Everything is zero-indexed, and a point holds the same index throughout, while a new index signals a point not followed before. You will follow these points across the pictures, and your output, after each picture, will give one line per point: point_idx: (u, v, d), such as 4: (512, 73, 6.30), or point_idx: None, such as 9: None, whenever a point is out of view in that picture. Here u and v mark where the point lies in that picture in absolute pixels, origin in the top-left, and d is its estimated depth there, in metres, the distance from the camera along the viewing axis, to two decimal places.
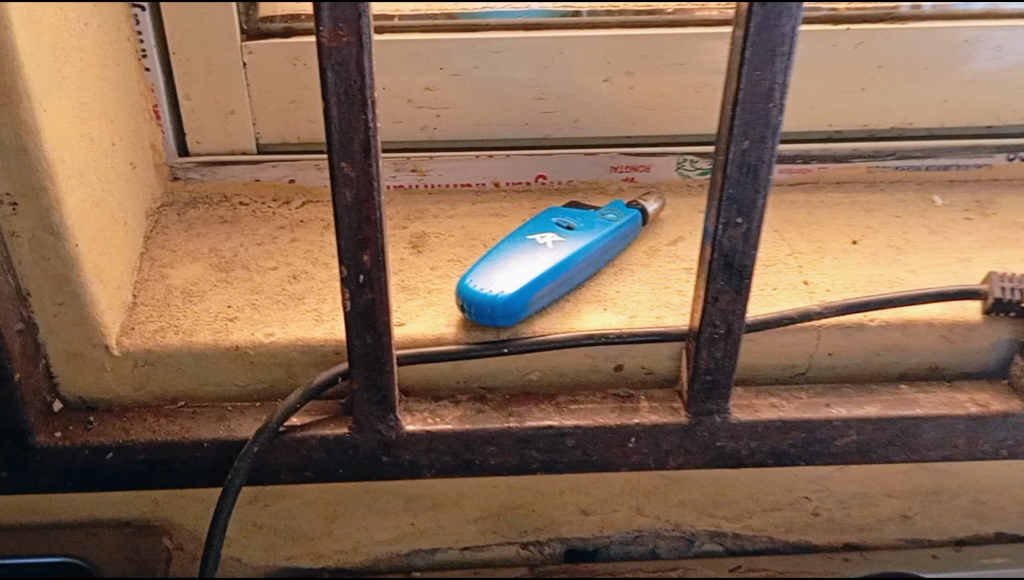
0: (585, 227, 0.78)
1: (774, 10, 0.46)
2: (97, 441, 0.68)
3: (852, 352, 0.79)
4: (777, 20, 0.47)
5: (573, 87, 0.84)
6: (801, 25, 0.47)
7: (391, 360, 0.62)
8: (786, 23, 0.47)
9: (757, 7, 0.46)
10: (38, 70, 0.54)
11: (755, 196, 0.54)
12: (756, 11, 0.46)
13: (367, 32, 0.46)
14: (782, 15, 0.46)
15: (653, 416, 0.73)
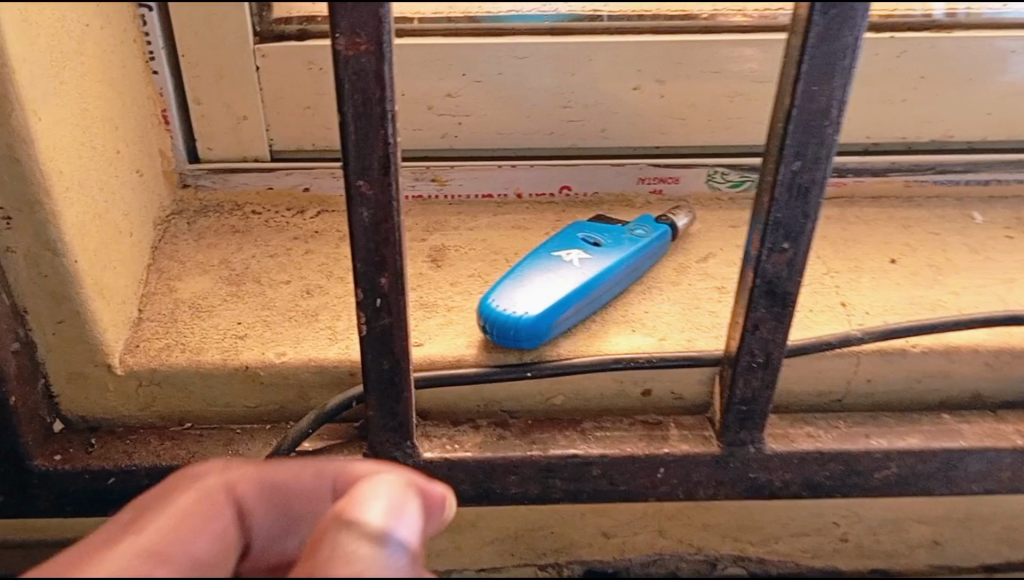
0: (614, 244, 0.74)
1: (837, 21, 0.42)
2: (99, 465, 0.65)
3: (892, 380, 0.74)
4: (839, 31, 0.43)
5: (601, 95, 0.80)
6: (864, 37, 0.43)
7: (408, 387, 0.59)
8: (849, 36, 0.43)
9: (817, 17, 0.42)
10: (33, 73, 0.50)
11: (804, 220, 0.51)
12: (817, 21, 0.42)
13: (388, 40, 0.42)
14: (846, 26, 0.42)
15: (683, 445, 0.69)
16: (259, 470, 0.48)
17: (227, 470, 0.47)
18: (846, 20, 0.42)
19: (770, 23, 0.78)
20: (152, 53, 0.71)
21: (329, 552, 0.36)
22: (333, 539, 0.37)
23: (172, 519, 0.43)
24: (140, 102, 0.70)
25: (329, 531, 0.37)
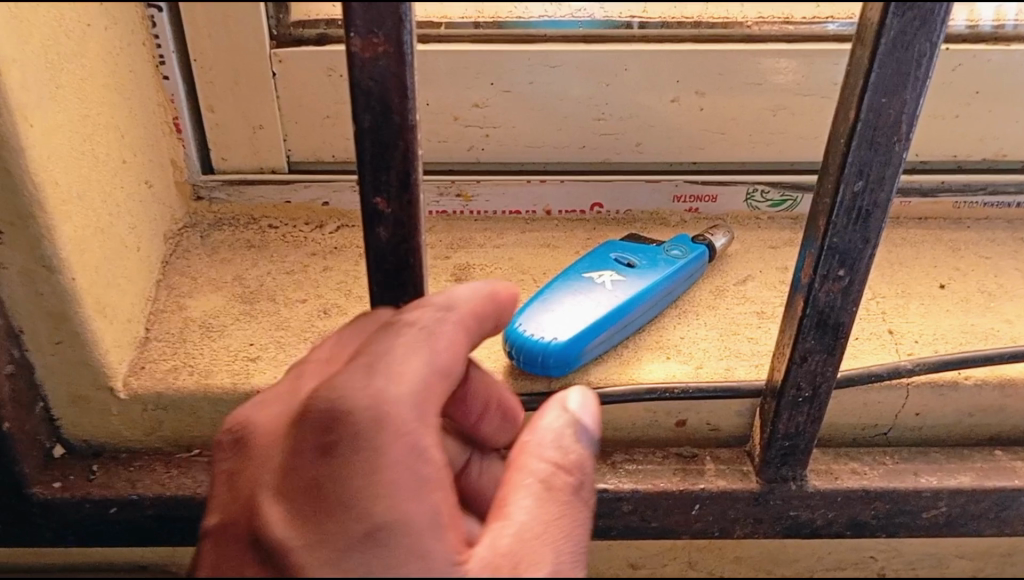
0: (652, 266, 0.70)
1: (913, 26, 0.38)
2: (99, 495, 0.62)
3: (942, 412, 0.68)
4: (914, 37, 0.39)
5: (636, 107, 0.75)
6: (942, 44, 0.39)
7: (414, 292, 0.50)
8: (924, 43, 0.39)
9: (892, 20, 0.38)
10: (20, 76, 0.47)
11: (862, 246, 0.48)
12: (891, 27, 0.38)
13: (410, 40, 0.38)
14: (922, 31, 0.38)
15: (720, 481, 0.65)
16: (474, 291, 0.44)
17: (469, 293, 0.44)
18: (924, 25, 0.38)
19: (805, 31, 0.73)
20: (163, 57, 0.65)
21: (553, 423, 0.45)
22: (551, 411, 0.46)
23: (453, 336, 0.43)
24: (151, 112, 0.67)
25: (545, 410, 0.46)
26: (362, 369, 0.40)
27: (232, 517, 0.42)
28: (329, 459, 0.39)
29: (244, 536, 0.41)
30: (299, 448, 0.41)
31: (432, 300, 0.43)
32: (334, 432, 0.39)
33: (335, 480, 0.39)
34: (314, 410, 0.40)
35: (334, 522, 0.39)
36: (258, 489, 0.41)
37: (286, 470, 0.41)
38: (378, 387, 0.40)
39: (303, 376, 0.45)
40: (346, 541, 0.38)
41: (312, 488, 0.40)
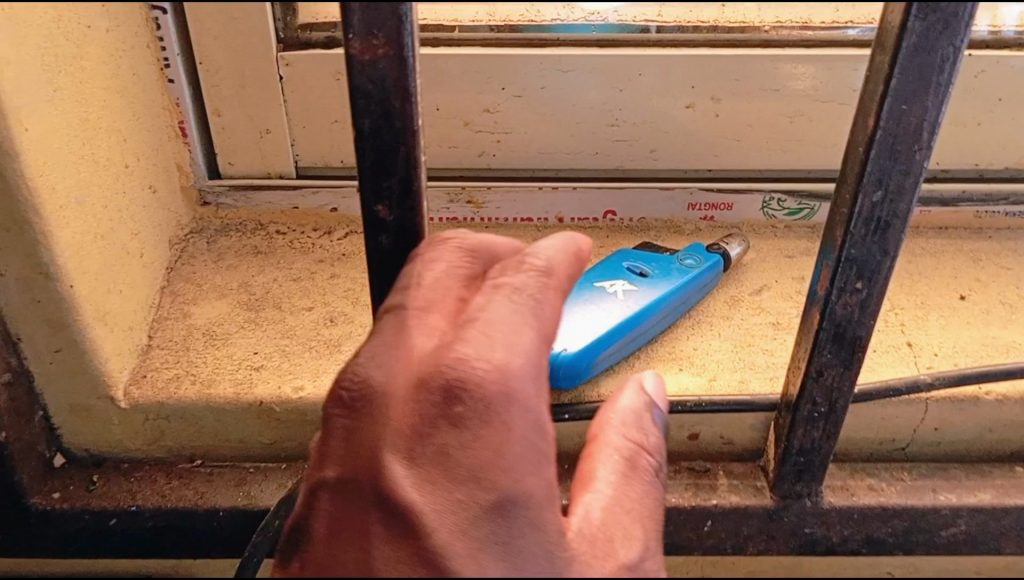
0: (666, 275, 0.69)
1: (935, 29, 0.37)
2: (99, 506, 0.62)
3: (962, 427, 0.65)
4: (936, 41, 0.37)
5: (650, 113, 0.74)
6: (966, 50, 0.38)
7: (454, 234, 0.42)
8: (947, 47, 0.38)
9: (914, 23, 0.37)
10: (14, 78, 0.46)
11: (882, 258, 0.46)
12: (913, 30, 0.37)
13: (411, 43, 0.37)
14: (945, 35, 0.37)
15: (733, 497, 0.63)
16: (568, 248, 0.42)
17: (563, 248, 0.41)
18: (947, 28, 0.37)
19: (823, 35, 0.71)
20: (168, 60, 0.64)
21: (631, 404, 0.48)
22: (629, 392, 0.49)
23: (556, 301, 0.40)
24: (156, 116, 0.66)
25: (622, 392, 0.49)
26: (485, 337, 0.38)
27: (343, 477, 0.40)
28: (452, 431, 0.39)
29: (359, 497, 0.40)
30: (417, 416, 0.39)
31: (531, 261, 0.40)
32: (463, 407, 0.38)
33: (461, 451, 0.39)
34: (435, 380, 0.38)
35: (459, 493, 0.39)
36: (370, 455, 0.39)
37: (406, 438, 0.39)
38: (504, 360, 0.38)
39: (401, 329, 0.40)
40: (472, 512, 0.39)
41: (435, 458, 0.39)
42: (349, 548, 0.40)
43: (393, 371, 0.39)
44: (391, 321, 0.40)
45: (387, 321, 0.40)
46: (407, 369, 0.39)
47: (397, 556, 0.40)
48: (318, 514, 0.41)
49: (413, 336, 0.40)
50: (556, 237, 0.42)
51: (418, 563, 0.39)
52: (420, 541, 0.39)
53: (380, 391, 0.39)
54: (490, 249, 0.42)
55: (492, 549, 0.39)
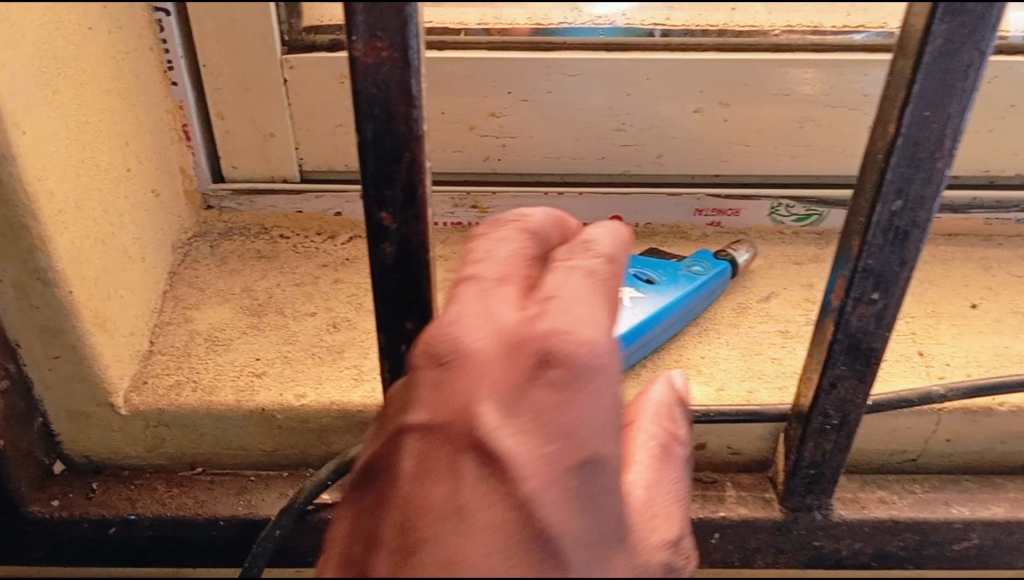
0: (672, 281, 0.68)
1: (961, 33, 0.37)
2: (98, 514, 0.62)
3: (975, 438, 0.64)
4: (961, 46, 0.37)
5: (658, 118, 0.73)
6: (990, 55, 0.38)
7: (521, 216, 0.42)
8: (972, 52, 0.38)
9: (939, 27, 0.37)
10: (10, 80, 0.45)
11: (899, 268, 0.46)
12: (938, 34, 0.37)
13: (415, 45, 0.36)
14: (971, 40, 0.37)
15: (741, 509, 0.62)
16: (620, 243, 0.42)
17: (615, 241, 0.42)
18: (973, 32, 0.37)
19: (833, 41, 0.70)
20: (171, 63, 0.64)
21: (662, 396, 0.51)
22: (659, 386, 0.52)
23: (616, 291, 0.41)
24: (158, 119, 0.65)
25: (650, 387, 0.52)
26: (573, 308, 0.38)
27: (433, 427, 0.38)
28: (549, 388, 0.37)
29: (447, 450, 0.37)
30: (511, 374, 0.37)
31: (596, 248, 0.41)
32: (562, 366, 0.37)
33: (559, 407, 0.37)
34: (536, 337, 0.37)
35: (553, 449, 0.37)
36: (463, 406, 0.37)
37: (502, 392, 0.37)
38: (595, 330, 0.38)
39: (486, 295, 0.39)
40: (564, 467, 0.37)
41: (531, 412, 0.37)
42: (436, 500, 0.37)
43: (486, 329, 0.38)
44: (471, 288, 0.39)
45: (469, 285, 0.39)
46: (498, 331, 0.38)
47: (488, 508, 0.37)
48: (402, 469, 0.38)
49: (496, 303, 0.39)
50: (605, 222, 0.42)
51: (508, 520, 0.36)
52: (512, 497, 0.36)
53: (474, 348, 0.37)
54: (542, 238, 0.42)
55: (579, 507, 0.37)
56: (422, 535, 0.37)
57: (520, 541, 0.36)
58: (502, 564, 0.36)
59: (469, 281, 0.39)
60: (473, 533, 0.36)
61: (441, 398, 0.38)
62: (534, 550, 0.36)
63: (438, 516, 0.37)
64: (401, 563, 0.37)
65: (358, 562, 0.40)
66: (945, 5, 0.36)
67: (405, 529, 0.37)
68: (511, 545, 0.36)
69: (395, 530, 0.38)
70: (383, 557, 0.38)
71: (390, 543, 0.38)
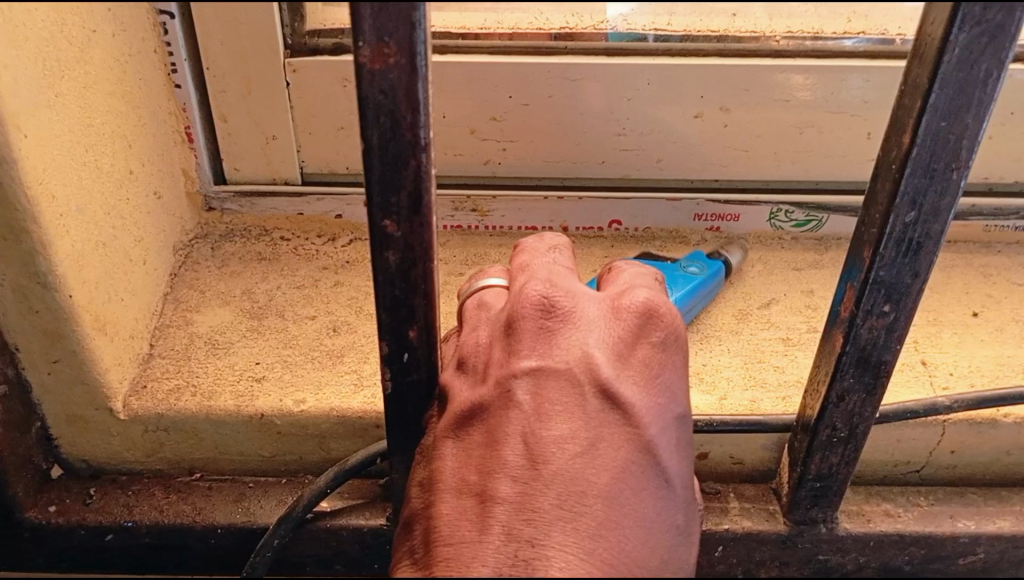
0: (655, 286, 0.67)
1: (980, 42, 0.37)
2: (96, 521, 0.61)
3: (982, 449, 0.64)
4: (980, 55, 0.37)
5: (660, 123, 0.72)
6: (1009, 65, 0.37)
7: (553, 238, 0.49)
8: (990, 62, 0.37)
9: (959, 36, 0.36)
10: (13, 83, 0.44)
11: (911, 281, 0.46)
12: (956, 43, 0.37)
13: (423, 51, 0.35)
14: (990, 49, 0.37)
15: (745, 521, 0.62)
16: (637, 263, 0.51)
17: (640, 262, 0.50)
18: (992, 41, 0.37)
19: (832, 47, 0.69)
20: (175, 65, 0.63)
21: None
22: None
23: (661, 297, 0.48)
24: (161, 121, 0.65)
25: None
26: (656, 289, 0.45)
27: (551, 371, 0.42)
28: (650, 349, 0.43)
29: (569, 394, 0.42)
30: (619, 336, 0.43)
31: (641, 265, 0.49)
32: (662, 330, 0.43)
33: (662, 365, 0.43)
34: (634, 304, 0.44)
35: (659, 400, 0.43)
36: (580, 353, 0.42)
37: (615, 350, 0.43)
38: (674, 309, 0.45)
39: (566, 275, 0.46)
40: (666, 418, 0.43)
41: (638, 366, 0.43)
42: (565, 436, 0.41)
43: (584, 299, 0.44)
44: (553, 269, 0.46)
45: (548, 266, 0.46)
46: (591, 301, 0.44)
47: (615, 447, 0.41)
48: (520, 407, 0.42)
49: (578, 283, 0.45)
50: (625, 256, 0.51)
51: (631, 460, 0.41)
52: (635, 439, 0.41)
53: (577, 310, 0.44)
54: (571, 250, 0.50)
55: (679, 457, 0.43)
56: (559, 465, 0.40)
57: (642, 478, 0.41)
58: (631, 495, 0.40)
59: (543, 265, 0.46)
60: (603, 465, 0.41)
61: (554, 348, 0.43)
62: (653, 488, 0.41)
63: (568, 451, 0.41)
64: (533, 490, 0.40)
65: (475, 494, 0.42)
66: (963, 14, 0.36)
67: (534, 461, 0.41)
68: (636, 481, 0.41)
69: (521, 461, 0.41)
70: (508, 483, 0.41)
71: (517, 473, 0.41)
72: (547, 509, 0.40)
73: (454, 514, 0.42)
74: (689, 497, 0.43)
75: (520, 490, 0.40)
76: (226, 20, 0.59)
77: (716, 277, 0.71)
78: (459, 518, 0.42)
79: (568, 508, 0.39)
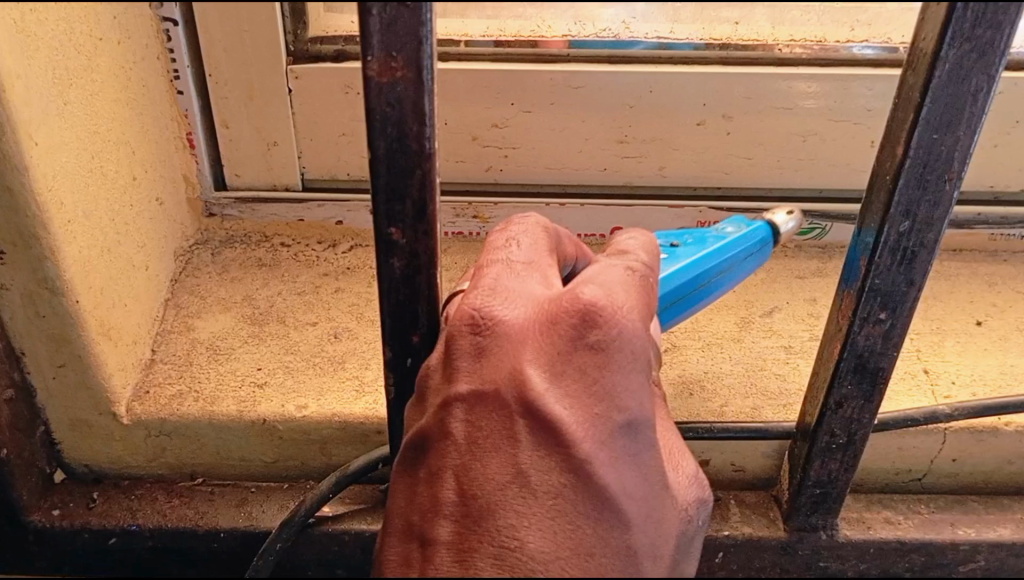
0: (695, 244, 0.55)
1: (970, 58, 0.37)
2: (99, 524, 0.61)
3: (983, 457, 0.64)
4: (970, 70, 0.37)
5: (661, 131, 0.72)
6: (998, 81, 0.38)
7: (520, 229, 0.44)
8: (981, 76, 0.38)
9: (949, 51, 0.37)
10: (25, 92, 0.45)
11: (906, 289, 0.46)
12: (947, 58, 0.37)
13: (430, 65, 0.35)
14: (980, 65, 0.37)
15: (745, 528, 0.62)
16: (634, 240, 0.44)
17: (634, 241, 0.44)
18: (982, 57, 0.37)
19: (835, 56, 0.69)
20: (177, 72, 0.63)
21: None
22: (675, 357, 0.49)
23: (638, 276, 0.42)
24: (164, 127, 0.65)
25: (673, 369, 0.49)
26: (611, 280, 0.39)
27: (480, 393, 0.38)
28: (588, 354, 0.37)
29: (499, 419, 0.38)
30: (553, 342, 0.38)
31: (629, 251, 0.43)
32: (599, 329, 0.37)
33: (602, 368, 0.37)
34: (569, 304, 0.38)
35: (598, 409, 0.37)
36: (508, 369, 0.38)
37: (549, 358, 0.38)
38: (626, 300, 0.39)
39: (516, 275, 0.41)
40: (609, 430, 0.37)
41: (575, 374, 0.37)
42: (494, 469, 0.38)
43: (522, 304, 0.39)
44: (501, 269, 0.41)
45: (497, 269, 0.41)
46: (532, 302, 0.39)
47: (547, 470, 0.37)
48: (454, 437, 0.39)
49: (528, 284, 0.40)
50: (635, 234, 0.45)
51: (565, 485, 0.37)
52: (567, 461, 0.37)
53: (511, 316, 0.39)
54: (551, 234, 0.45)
55: (632, 471, 0.37)
56: (487, 500, 0.37)
57: (579, 503, 0.37)
58: (565, 528, 0.37)
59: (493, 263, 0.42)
60: (535, 494, 0.37)
61: (485, 366, 0.39)
62: (594, 511, 0.37)
63: (497, 481, 0.38)
64: (465, 528, 0.38)
65: (418, 538, 0.40)
66: (953, 31, 0.36)
67: (465, 497, 0.38)
68: (572, 511, 0.37)
69: (454, 497, 0.38)
70: (443, 525, 0.38)
71: (451, 511, 0.38)
72: (476, 550, 0.37)
73: (401, 558, 0.40)
74: (654, 512, 0.38)
75: (454, 530, 0.38)
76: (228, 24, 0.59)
77: (760, 246, 0.58)
78: (408, 562, 0.40)
79: (492, 554, 0.37)
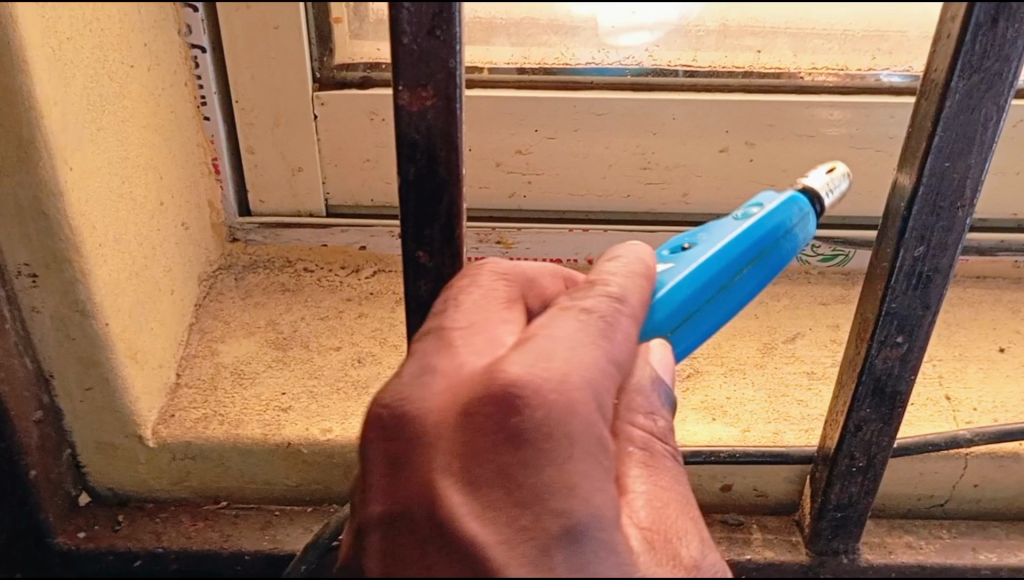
0: (706, 242, 0.41)
1: (979, 89, 0.38)
2: (124, 547, 0.62)
3: (1005, 484, 0.63)
4: (980, 100, 0.38)
5: (684, 157, 0.73)
6: (1006, 110, 0.39)
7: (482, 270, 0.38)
8: (991, 106, 0.39)
9: (958, 81, 0.38)
10: (63, 118, 0.46)
11: (922, 313, 0.46)
12: (956, 89, 0.38)
13: (459, 94, 0.36)
14: (989, 95, 0.38)
15: (767, 552, 0.62)
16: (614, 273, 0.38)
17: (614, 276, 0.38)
18: (991, 88, 0.38)
19: (859, 84, 0.69)
20: (204, 98, 0.64)
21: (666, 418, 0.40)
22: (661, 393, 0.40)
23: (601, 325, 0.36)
24: (191, 154, 0.66)
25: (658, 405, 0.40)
26: (552, 348, 0.35)
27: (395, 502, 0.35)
28: (513, 448, 0.34)
29: (417, 531, 0.35)
30: (473, 440, 0.34)
31: (603, 288, 0.37)
32: (522, 419, 0.33)
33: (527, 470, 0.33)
34: (485, 394, 0.34)
35: (530, 510, 0.34)
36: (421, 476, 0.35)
37: (465, 459, 0.34)
38: (561, 370, 0.34)
39: (449, 346, 0.36)
40: (542, 539, 0.33)
41: (496, 477, 0.34)
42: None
43: (440, 387, 0.35)
44: (433, 343, 0.36)
45: (428, 344, 0.36)
46: (454, 383, 0.34)
47: None
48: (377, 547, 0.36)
49: (460, 356, 0.35)
50: (616, 263, 0.39)
51: None
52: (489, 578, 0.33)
53: (425, 406, 0.35)
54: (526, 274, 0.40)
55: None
56: None
57: None
58: None
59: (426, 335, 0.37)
60: None
61: (400, 471, 0.35)
62: None
63: None
64: None
65: None
66: (963, 62, 0.37)
67: None
68: None
69: None
70: None
71: None
72: None
73: None
74: None
75: None
76: (252, 24, 0.60)
77: (803, 223, 0.42)
78: None
79: None
